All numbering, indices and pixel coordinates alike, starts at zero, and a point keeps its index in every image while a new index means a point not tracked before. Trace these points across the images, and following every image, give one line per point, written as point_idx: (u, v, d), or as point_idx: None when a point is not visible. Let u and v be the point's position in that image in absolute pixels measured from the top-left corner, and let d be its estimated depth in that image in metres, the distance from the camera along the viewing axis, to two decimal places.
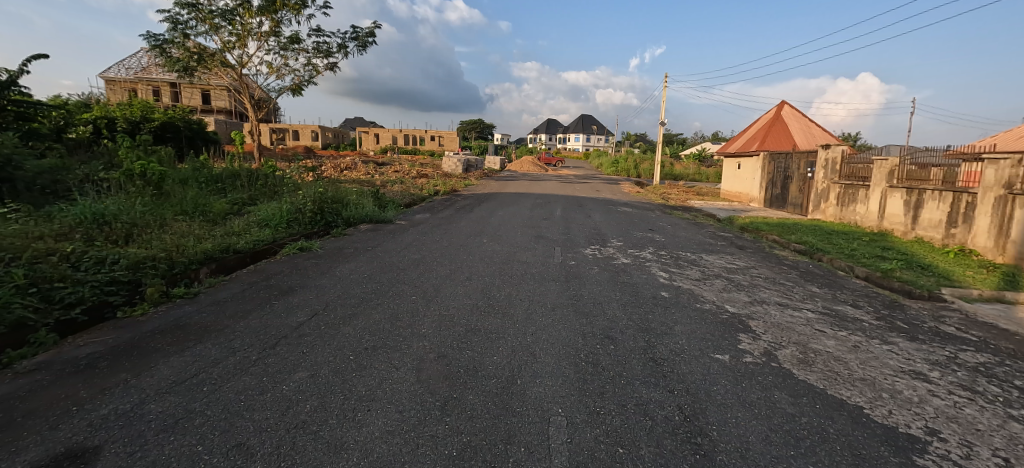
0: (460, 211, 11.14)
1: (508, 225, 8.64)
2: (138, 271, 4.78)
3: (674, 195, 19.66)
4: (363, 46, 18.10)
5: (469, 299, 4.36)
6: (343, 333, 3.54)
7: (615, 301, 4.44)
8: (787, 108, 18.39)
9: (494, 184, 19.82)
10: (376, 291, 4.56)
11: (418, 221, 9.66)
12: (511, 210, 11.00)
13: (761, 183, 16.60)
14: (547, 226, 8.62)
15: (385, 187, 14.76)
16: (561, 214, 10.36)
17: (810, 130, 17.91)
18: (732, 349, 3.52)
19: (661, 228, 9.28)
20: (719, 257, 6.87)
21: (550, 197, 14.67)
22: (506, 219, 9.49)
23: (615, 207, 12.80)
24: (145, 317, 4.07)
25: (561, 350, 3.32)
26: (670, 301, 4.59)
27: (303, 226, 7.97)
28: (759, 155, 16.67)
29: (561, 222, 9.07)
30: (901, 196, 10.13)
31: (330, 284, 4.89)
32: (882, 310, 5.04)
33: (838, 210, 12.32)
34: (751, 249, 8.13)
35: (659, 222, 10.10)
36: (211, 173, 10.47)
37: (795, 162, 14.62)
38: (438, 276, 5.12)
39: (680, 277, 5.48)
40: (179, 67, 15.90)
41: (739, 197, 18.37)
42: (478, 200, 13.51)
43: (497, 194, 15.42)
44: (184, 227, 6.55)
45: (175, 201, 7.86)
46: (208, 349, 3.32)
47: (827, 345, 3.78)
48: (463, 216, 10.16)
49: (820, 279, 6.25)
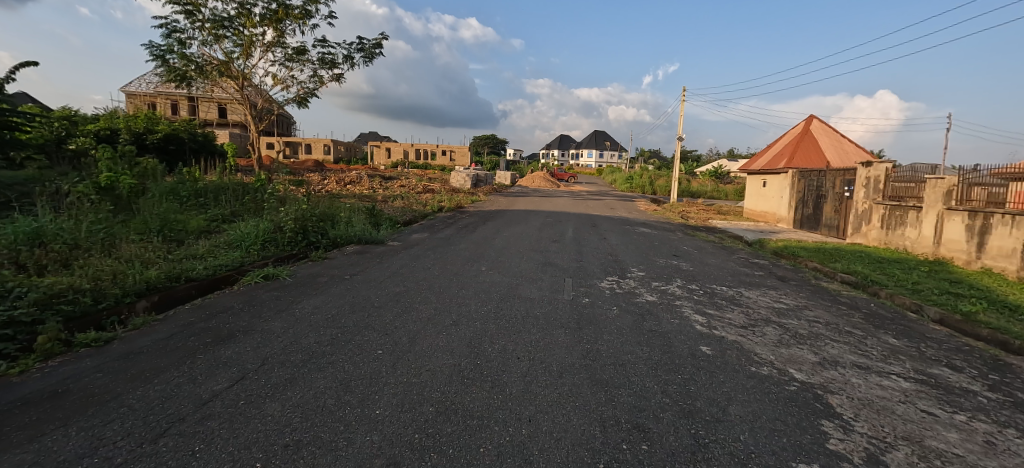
0: (461, 229, 10.21)
1: (513, 248, 7.64)
2: (47, 308, 3.84)
3: (694, 213, 18.53)
4: (369, 57, 17.44)
5: (451, 356, 3.33)
6: (264, 415, 2.53)
7: (644, 363, 3.36)
8: (817, 122, 17.18)
9: (503, 200, 18.92)
10: (333, 342, 3.55)
11: (413, 241, 8.72)
12: (519, 230, 10.00)
13: (790, 202, 15.39)
14: (557, 250, 7.60)
15: (385, 202, 13.96)
16: (572, 235, 9.34)
17: (842, 145, 16.60)
18: (820, 452, 2.42)
19: (686, 253, 8.19)
20: (762, 294, 5.75)
21: (560, 215, 13.69)
22: (510, 241, 8.47)
23: (631, 227, 11.74)
24: (26, 375, 3.10)
25: (570, 455, 2.26)
26: (716, 362, 3.48)
27: (280, 247, 7.04)
28: (788, 173, 15.47)
29: (572, 246, 8.05)
30: (961, 220, 8.90)
31: (282, 328, 3.90)
32: (990, 375, 3.87)
33: (883, 235, 11.08)
34: (795, 281, 6.98)
35: (684, 247, 8.98)
36: (196, 186, 9.70)
37: (830, 180, 13.41)
38: (419, 318, 4.12)
39: (721, 324, 4.38)
40: (175, 77, 15.28)
41: (764, 216, 17.15)
42: (483, 218, 12.52)
43: (506, 212, 14.45)
44: (134, 248, 5.66)
45: (140, 218, 7.03)
46: (66, 441, 2.32)
47: (952, 443, 2.66)
48: (463, 236, 9.21)
49: (891, 325, 5.10)
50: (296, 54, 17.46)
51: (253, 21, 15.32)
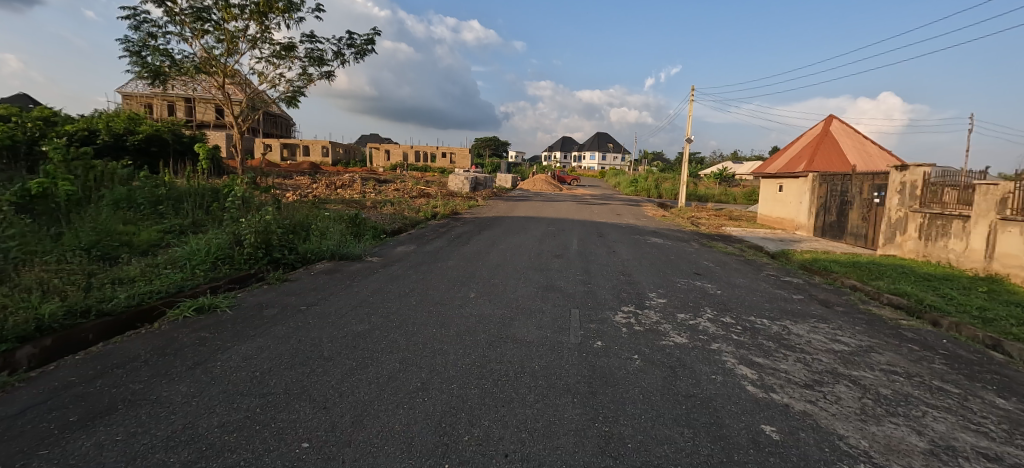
0: (454, 240, 9.19)
1: (510, 266, 6.61)
2: None
3: (704, 219, 17.46)
4: (360, 54, 16.45)
5: (406, 456, 2.27)
6: None
7: (690, 462, 2.31)
8: (837, 122, 16.09)
9: (502, 205, 17.90)
10: (243, 426, 2.49)
11: (397, 255, 7.71)
12: (518, 241, 8.97)
13: (810, 207, 14.33)
14: (560, 268, 6.56)
15: (374, 208, 12.96)
16: (578, 248, 8.30)
17: (865, 146, 15.51)
18: None
19: (708, 271, 7.15)
20: (813, 329, 4.69)
21: (563, 223, 12.65)
22: (508, 255, 7.44)
23: (642, 237, 10.70)
24: None
25: None
26: (790, 457, 2.42)
27: (236, 266, 5.99)
28: (808, 177, 14.40)
29: (578, 262, 7.01)
30: (1020, 232, 7.81)
31: (185, 395, 2.86)
32: None
33: (921, 246, 10.01)
34: (841, 308, 5.91)
35: (704, 263, 7.92)
36: (155, 192, 8.69)
37: (857, 185, 12.34)
38: (377, 378, 3.07)
39: (778, 381, 3.33)
40: (149, 74, 14.29)
41: (781, 223, 16.08)
42: (480, 226, 11.50)
43: (505, 219, 13.41)
44: (43, 271, 4.63)
45: (72, 232, 6.00)
46: None
47: None
48: (455, 249, 8.19)
49: (983, 373, 4.04)
50: (282, 50, 16.45)
51: (234, 14, 14.34)
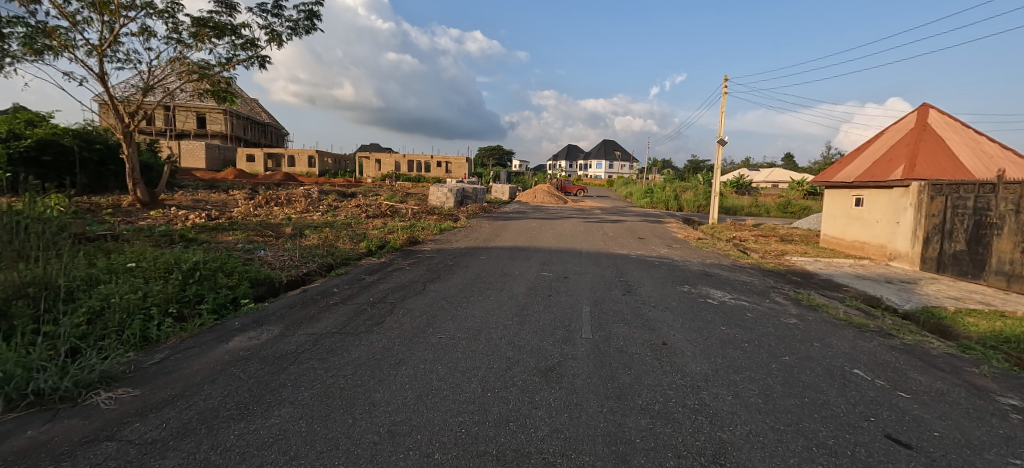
0: (366, 308, 5.11)
1: (411, 443, 2.47)
2: None
3: (753, 243, 13.27)
4: (296, 29, 12.49)
5: None
6: None
7: None
8: (936, 114, 11.90)
9: (488, 227, 13.81)
10: None
11: (210, 362, 3.63)
12: (479, 312, 4.84)
13: (914, 231, 10.18)
14: (548, 450, 2.43)
15: (292, 238, 8.96)
16: (593, 337, 4.16)
17: (979, 145, 11.27)
18: None
19: (906, 422, 2.99)
20: None
21: (566, 258, 8.55)
22: (435, 374, 3.32)
23: (695, 289, 6.54)
24: None
25: None
26: None
27: None
28: (910, 188, 10.23)
29: (597, 408, 2.88)
30: None
31: None
32: None
33: None
34: None
35: (858, 376, 3.74)
36: None
37: (1009, 198, 8.15)
38: None
39: None
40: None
41: (863, 249, 11.86)
42: (435, 269, 7.38)
43: (482, 250, 9.33)
44: None
45: None
46: None
47: None
48: (343, 339, 4.09)
49: None
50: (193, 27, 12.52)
51: None
